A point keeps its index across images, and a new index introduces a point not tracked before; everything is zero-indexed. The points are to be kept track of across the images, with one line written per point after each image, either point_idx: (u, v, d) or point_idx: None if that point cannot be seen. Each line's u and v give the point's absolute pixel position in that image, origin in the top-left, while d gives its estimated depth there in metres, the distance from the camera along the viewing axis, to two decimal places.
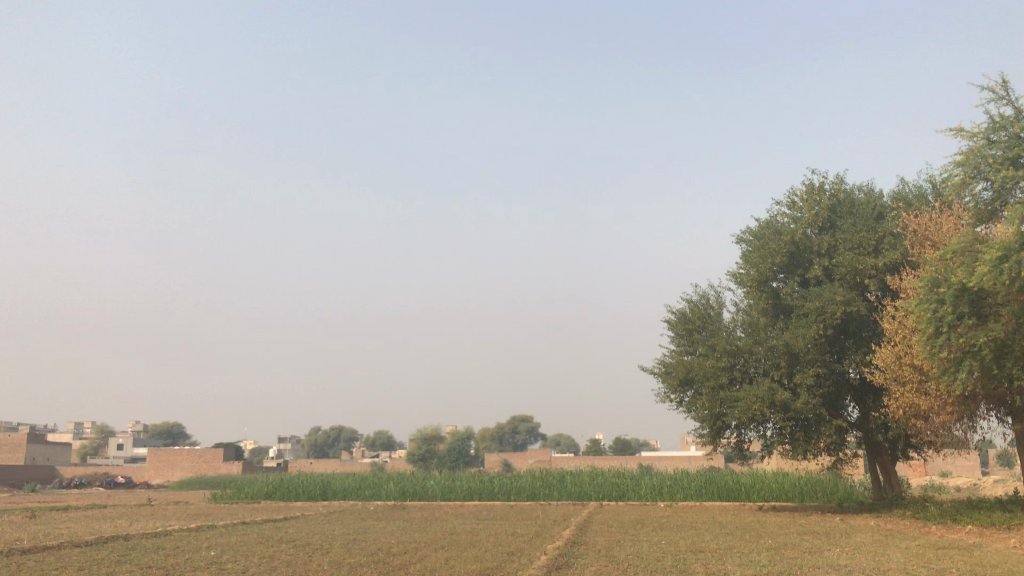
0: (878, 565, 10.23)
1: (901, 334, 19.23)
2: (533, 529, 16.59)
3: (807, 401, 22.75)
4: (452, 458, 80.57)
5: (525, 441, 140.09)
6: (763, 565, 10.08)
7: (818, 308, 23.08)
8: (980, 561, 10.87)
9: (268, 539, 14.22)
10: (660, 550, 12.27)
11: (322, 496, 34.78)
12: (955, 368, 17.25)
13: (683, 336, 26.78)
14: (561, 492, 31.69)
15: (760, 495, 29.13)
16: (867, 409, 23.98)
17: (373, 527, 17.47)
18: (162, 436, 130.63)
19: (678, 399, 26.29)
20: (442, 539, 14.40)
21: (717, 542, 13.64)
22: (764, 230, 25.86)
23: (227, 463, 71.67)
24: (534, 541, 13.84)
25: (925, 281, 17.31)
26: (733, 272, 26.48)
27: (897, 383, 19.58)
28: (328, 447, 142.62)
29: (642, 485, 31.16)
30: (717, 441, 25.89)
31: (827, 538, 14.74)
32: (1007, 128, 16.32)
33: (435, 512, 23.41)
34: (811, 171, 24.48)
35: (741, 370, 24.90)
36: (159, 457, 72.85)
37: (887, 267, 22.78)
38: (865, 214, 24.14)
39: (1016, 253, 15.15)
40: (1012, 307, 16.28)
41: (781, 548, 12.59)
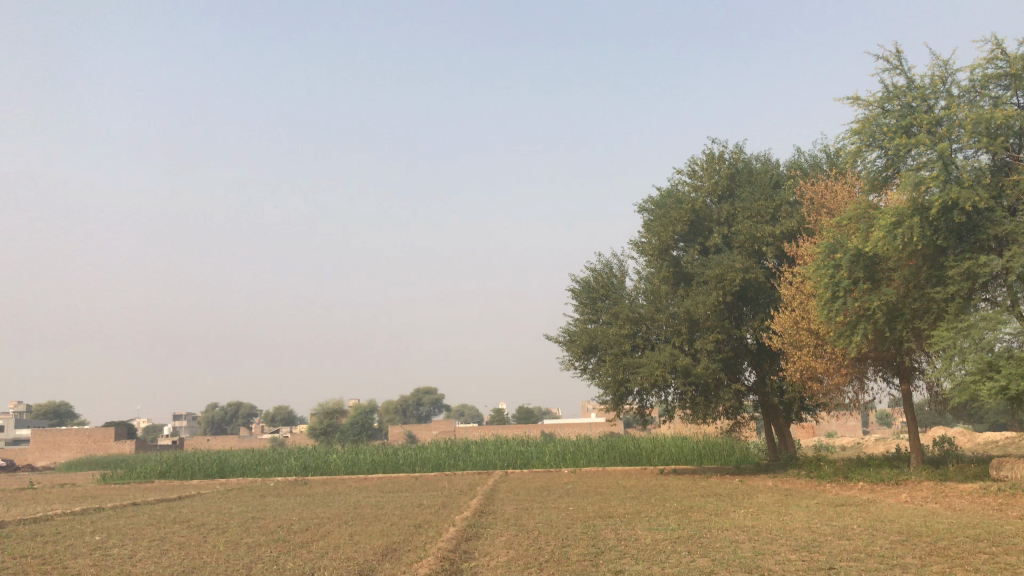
0: (782, 524, 10.34)
1: (798, 299, 19.68)
2: (439, 500, 16.28)
3: (707, 366, 23.14)
4: (354, 432, 79.65)
5: (428, 413, 139.81)
6: (673, 529, 10.03)
7: (718, 275, 23.45)
8: (878, 516, 11.14)
9: (160, 521, 13.43)
10: (569, 518, 12.14)
11: (219, 473, 33.62)
12: (850, 332, 17.72)
13: (586, 304, 26.86)
14: (466, 462, 31.52)
15: (660, 459, 29.68)
16: (763, 374, 24.62)
17: (274, 504, 16.82)
18: (46, 416, 124.60)
19: (582, 366, 26.40)
20: (346, 515, 13.92)
21: (625, 507, 13.62)
22: (665, 198, 26.08)
23: (118, 443, 68.80)
24: (441, 513, 13.52)
25: (822, 248, 17.70)
26: (635, 240, 26.66)
27: (794, 346, 20.08)
28: (226, 424, 138.95)
29: (546, 452, 31.31)
30: (620, 407, 26.16)
31: (730, 499, 14.96)
32: (900, 98, 16.75)
33: (338, 486, 22.85)
34: (711, 140, 24.80)
35: (643, 337, 25.15)
36: (43, 439, 69.37)
37: (784, 235, 23.29)
38: (763, 183, 24.61)
39: (908, 218, 15.62)
40: (903, 272, 16.84)
41: (687, 510, 12.65)
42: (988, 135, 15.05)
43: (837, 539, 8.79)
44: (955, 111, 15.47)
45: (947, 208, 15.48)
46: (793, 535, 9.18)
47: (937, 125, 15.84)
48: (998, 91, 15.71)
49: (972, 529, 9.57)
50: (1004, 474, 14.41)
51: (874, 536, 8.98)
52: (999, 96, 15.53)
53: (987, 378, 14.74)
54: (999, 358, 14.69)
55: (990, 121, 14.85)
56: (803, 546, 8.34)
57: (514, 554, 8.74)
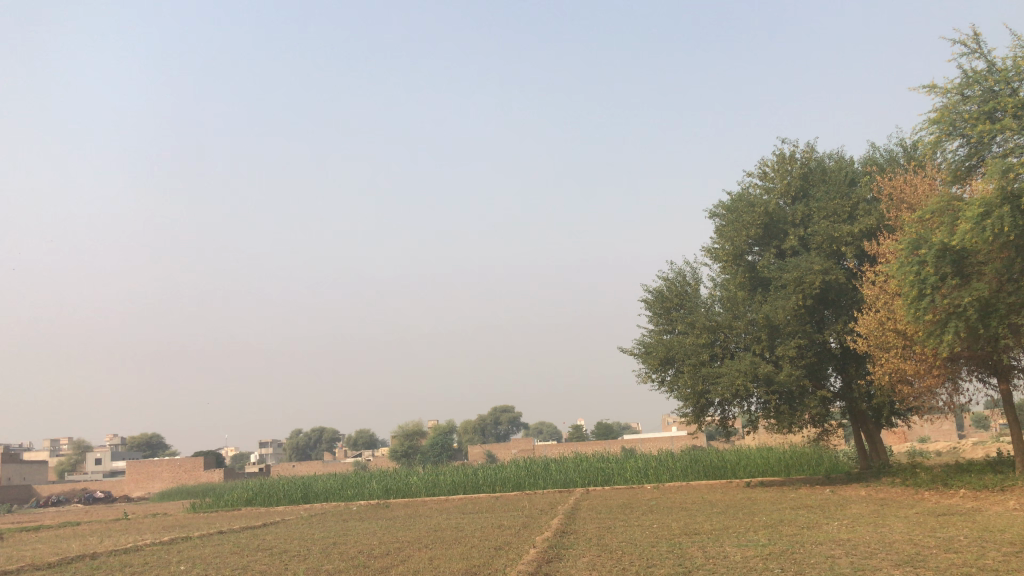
0: (880, 537, 9.77)
1: (883, 299, 18.89)
2: (520, 521, 16.04)
3: (790, 373, 22.39)
4: (435, 454, 80.03)
5: (507, 431, 139.76)
6: (763, 545, 9.56)
7: (796, 278, 22.73)
8: (984, 525, 10.45)
9: (244, 549, 13.53)
10: (653, 536, 11.75)
11: (304, 499, 34.06)
12: (941, 331, 16.87)
13: (661, 315, 26.36)
14: (546, 480, 31.21)
15: (746, 471, 28.82)
16: (849, 379, 23.71)
17: (356, 529, 16.84)
18: (139, 447, 128.89)
19: (659, 379, 25.89)
20: (426, 538, 13.79)
21: (711, 523, 13.14)
22: (736, 203, 25.48)
23: (207, 471, 70.57)
24: (522, 534, 13.27)
25: (906, 244, 16.95)
26: (708, 246, 26.09)
27: (881, 349, 19.25)
28: (309, 450, 141.41)
29: (627, 468, 30.76)
30: (701, 419, 25.52)
31: (822, 511, 14.32)
32: (981, 82, 15.97)
33: (418, 508, 22.81)
34: (781, 140, 24.15)
35: (721, 346, 24.53)
36: (137, 470, 71.66)
37: (864, 234, 22.46)
38: (838, 181, 23.81)
39: (998, 208, 14.83)
40: (995, 265, 15.98)
41: (777, 525, 12.12)
42: None
43: (942, 552, 8.22)
44: None
45: None
46: (894, 549, 8.63)
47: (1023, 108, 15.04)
48: None
49: None
50: None
51: (983, 547, 8.37)
52: None
53: None
54: None
55: None
56: (905, 561, 7.82)
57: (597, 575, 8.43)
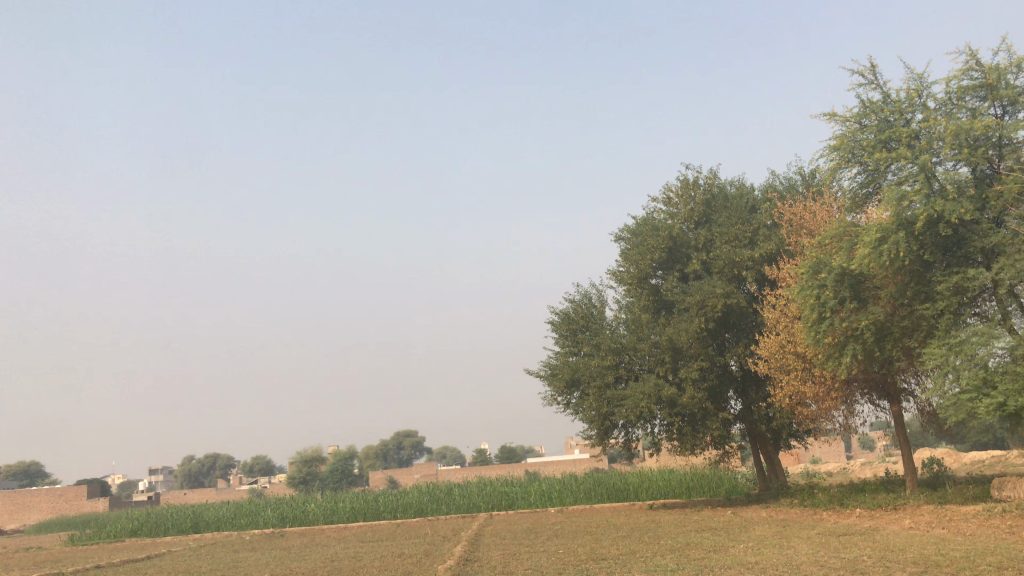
0: (788, 560, 9.67)
1: (783, 322, 19.21)
2: (422, 549, 15.44)
3: (693, 395, 22.54)
4: (334, 479, 78.03)
5: (409, 456, 137.71)
6: (673, 570, 9.31)
7: (699, 301, 22.99)
8: (887, 545, 10.49)
9: None
10: (560, 562, 11.38)
11: (193, 529, 32.38)
12: (839, 353, 17.20)
13: (566, 336, 26.26)
14: (449, 505, 30.58)
15: (648, 493, 28.90)
16: (749, 401, 24.07)
17: (247, 561, 15.88)
18: (16, 476, 121.29)
19: (565, 401, 25.73)
20: (321, 569, 13.04)
21: (618, 547, 12.88)
22: (641, 226, 25.68)
23: (90, 501, 66.72)
24: (423, 563, 12.72)
25: (806, 268, 17.27)
26: (613, 269, 26.20)
27: (781, 371, 19.55)
28: (203, 476, 136.05)
29: (531, 492, 30.43)
30: (605, 442, 25.44)
31: (726, 533, 14.26)
32: (877, 112, 16.47)
33: (315, 537, 21.83)
34: (685, 165, 24.50)
35: (626, 368, 24.55)
36: (13, 500, 67.15)
37: (763, 259, 22.89)
38: (739, 207, 24.27)
39: (894, 233, 15.26)
40: (889, 290, 16.43)
41: (684, 548, 11.95)
42: (969, 146, 14.71)
43: (851, 574, 8.12)
44: (933, 124, 15.17)
45: (932, 222, 15.12)
46: (803, 572, 8.50)
47: (916, 138, 15.56)
48: (975, 102, 15.48)
49: (992, 555, 8.96)
50: (1007, 494, 13.84)
51: (891, 569, 8.34)
52: (977, 106, 15.26)
53: (984, 395, 14.24)
54: (995, 375, 14.21)
55: (971, 132, 14.55)
56: None
57: None
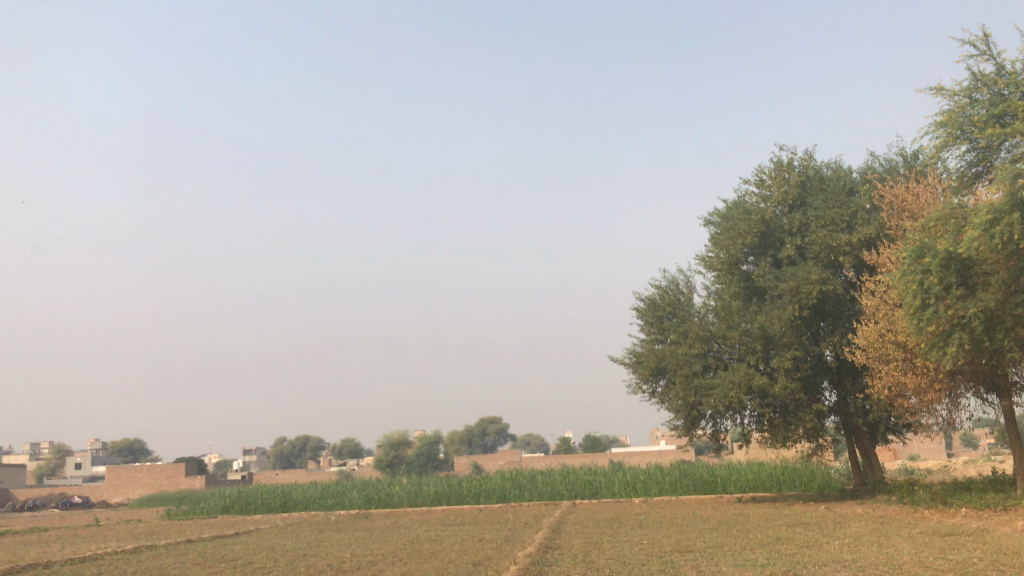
0: (887, 559, 9.07)
1: (883, 309, 18.26)
2: (503, 534, 15.29)
3: (785, 386, 21.71)
4: (420, 464, 79.12)
5: (494, 442, 138.65)
6: (761, 565, 8.86)
7: (792, 288, 22.13)
8: (997, 547, 9.76)
9: (208, 559, 12.71)
10: (643, 553, 11.02)
11: (282, 508, 33.18)
12: (944, 343, 16.23)
13: (653, 324, 25.69)
14: (532, 492, 30.46)
15: (737, 486, 28.12)
16: (845, 393, 23.09)
17: (331, 540, 16.04)
18: (121, 452, 127.35)
19: (650, 390, 25.19)
20: (402, 551, 13.01)
21: (704, 540, 12.42)
22: (732, 210, 24.87)
23: (189, 478, 69.47)
24: (504, 549, 12.54)
25: (909, 252, 16.33)
26: (702, 255, 25.48)
27: (880, 361, 18.62)
28: (294, 457, 140.18)
29: (615, 481, 30.01)
30: (692, 432, 24.81)
31: (819, 529, 13.61)
32: (990, 86, 15.39)
33: (399, 519, 21.98)
34: (779, 147, 23.58)
35: (715, 356, 23.86)
36: (118, 476, 70.40)
37: (862, 244, 21.86)
38: (836, 190, 23.25)
39: (1007, 215, 14.24)
40: (1000, 276, 15.41)
41: (774, 543, 11.41)
42: None
43: None
44: None
45: None
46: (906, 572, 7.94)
47: None
48: None
49: None
50: None
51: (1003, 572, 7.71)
52: None
53: None
54: None
55: None
56: None
57: None
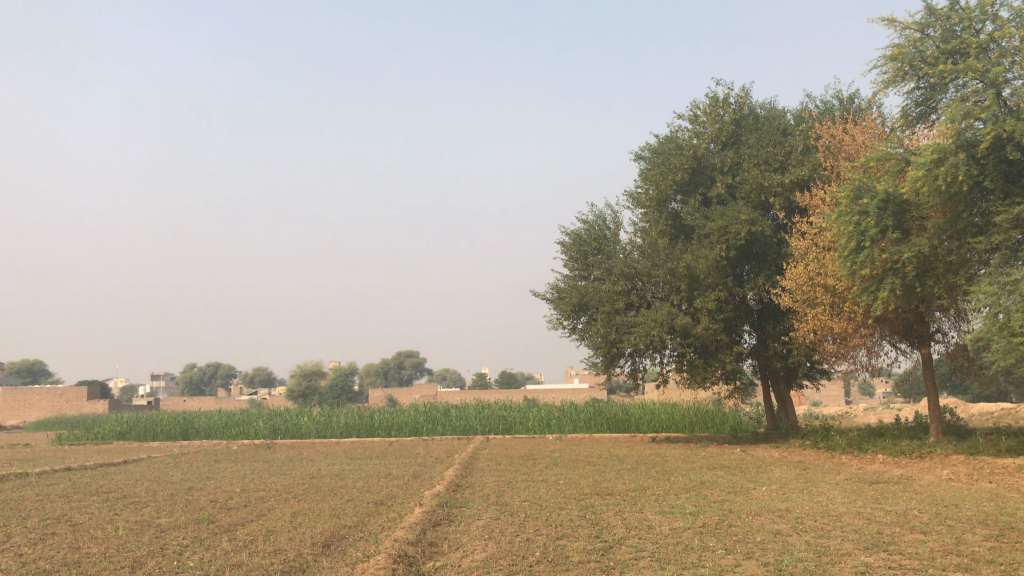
0: (823, 509, 8.40)
1: (814, 251, 17.72)
2: (411, 470, 14.31)
3: (708, 326, 21.17)
4: (334, 395, 78.13)
5: (409, 376, 137.88)
6: (692, 513, 8.07)
7: (721, 227, 21.50)
8: (934, 498, 9.26)
9: (77, 491, 11.33)
10: (560, 495, 10.20)
11: (183, 436, 31.67)
12: (875, 287, 15.79)
13: (577, 258, 24.88)
14: (445, 427, 29.75)
15: (650, 426, 27.92)
16: (765, 337, 22.81)
17: (223, 472, 14.87)
18: (20, 373, 122.01)
19: (571, 326, 24.49)
20: (300, 486, 11.96)
21: (626, 482, 11.68)
22: (664, 144, 24.01)
23: (90, 403, 66.69)
24: (410, 486, 11.59)
25: (847, 192, 15.75)
26: (631, 190, 24.66)
27: (806, 305, 18.18)
28: (204, 384, 137.22)
29: (530, 417, 29.52)
30: (610, 371, 24.25)
31: (742, 474, 13.07)
32: (944, 21, 14.67)
33: (304, 451, 20.87)
34: (716, 80, 22.70)
35: (638, 295, 23.21)
36: (13, 398, 67.06)
37: (794, 185, 21.29)
38: (770, 130, 22.58)
39: (953, 156, 13.72)
40: (937, 221, 14.98)
41: (699, 488, 10.74)
42: None
43: (910, 532, 6.87)
44: (1010, 34, 13.44)
45: (997, 144, 13.57)
46: (849, 526, 7.25)
47: (988, 50, 13.84)
48: None
49: None
50: None
51: (955, 528, 7.07)
52: None
53: None
54: None
55: None
56: (873, 544, 6.41)
57: (493, 549, 6.63)
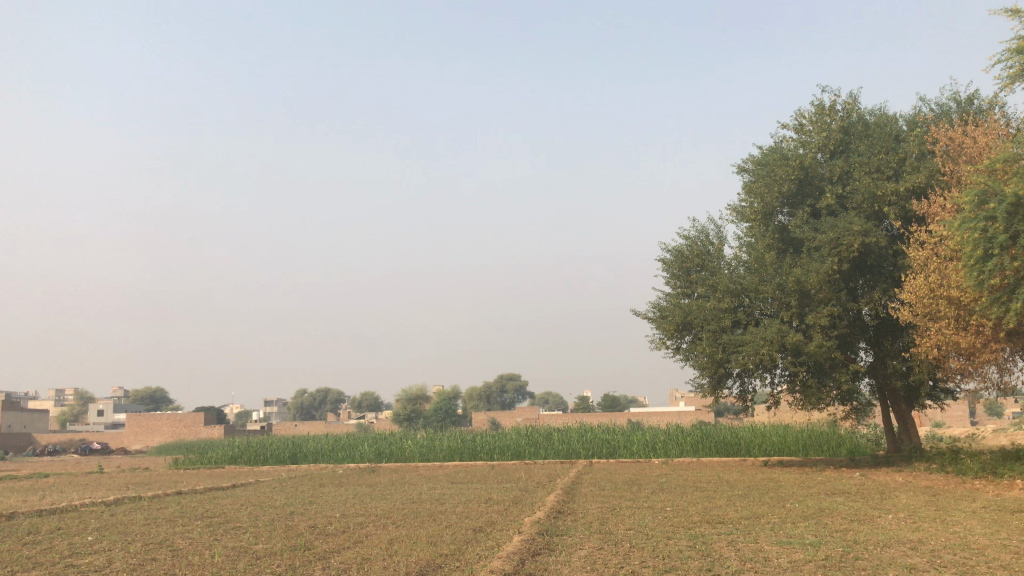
0: (961, 541, 7.61)
1: (937, 260, 16.59)
2: (512, 495, 13.99)
3: (821, 344, 20.15)
4: (438, 418, 78.87)
5: (512, 399, 138.13)
6: (812, 544, 7.42)
7: (832, 239, 20.48)
8: None
9: (184, 516, 11.47)
10: (667, 523, 9.67)
11: (292, 460, 32.30)
12: (1007, 297, 14.62)
13: (679, 276, 24.20)
14: (548, 450, 29.35)
15: (761, 450, 26.77)
16: (883, 354, 21.56)
17: (326, 496, 14.90)
18: (144, 400, 128.12)
19: (675, 346, 23.79)
20: (400, 511, 11.79)
21: (737, 509, 11.02)
22: (768, 155, 23.16)
23: (207, 428, 69.22)
24: (511, 512, 11.26)
25: (971, 196, 14.67)
26: (734, 204, 23.86)
27: (928, 318, 17.02)
28: (314, 409, 140.99)
29: (634, 441, 28.79)
30: (718, 391, 23.39)
31: (864, 500, 12.19)
32: None
33: (407, 475, 20.84)
34: (822, 87, 21.76)
35: (745, 312, 22.34)
36: (137, 424, 70.31)
37: (910, 193, 20.12)
38: (882, 136, 21.46)
39: None
40: None
41: (818, 516, 10.01)
42: None
43: None
44: None
45: None
46: (994, 560, 6.50)
47: None
48: None
49: None
50: None
51: None
52: None
53: None
54: None
55: None
56: None
57: None
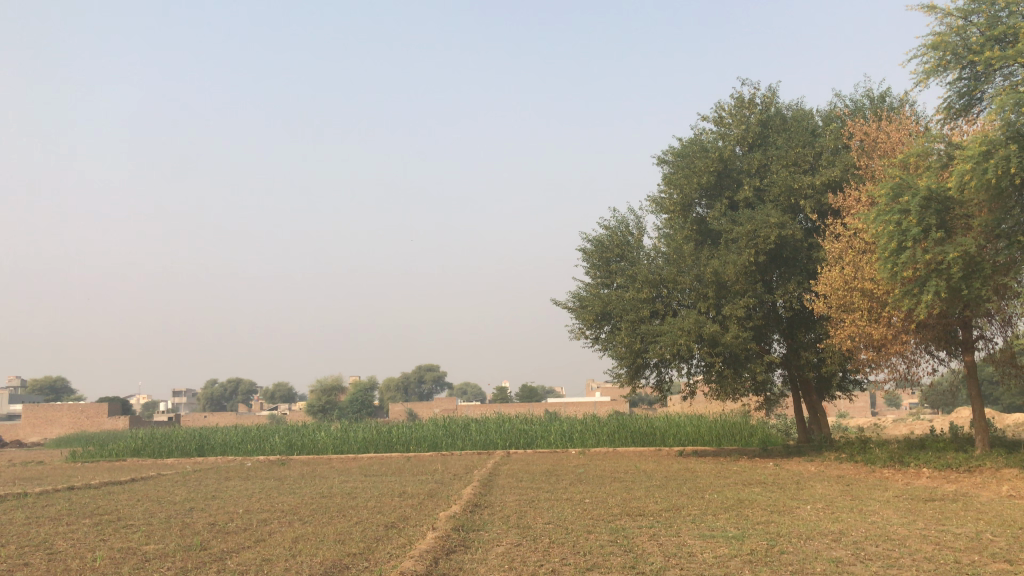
0: (882, 532, 7.51)
1: (851, 252, 16.80)
2: (427, 488, 13.54)
3: (737, 335, 20.28)
4: (354, 409, 77.67)
5: (430, 391, 137.35)
6: (736, 538, 7.21)
7: (749, 231, 20.62)
8: (1003, 518, 8.35)
9: (71, 514, 10.63)
10: (587, 516, 9.39)
11: (199, 452, 31.08)
12: (919, 290, 14.87)
13: (599, 266, 24.08)
14: (465, 441, 28.94)
15: (676, 440, 26.96)
16: (796, 345, 21.88)
17: (231, 490, 14.17)
18: (43, 391, 122.43)
19: (593, 336, 23.68)
20: (309, 506, 11.21)
21: (657, 501, 10.83)
22: (687, 146, 23.21)
23: (111, 419, 66.44)
24: (425, 506, 10.81)
25: (886, 189, 14.85)
26: (654, 195, 23.86)
27: (841, 310, 17.26)
28: (225, 400, 137.53)
29: (552, 431, 28.66)
30: (635, 382, 23.37)
31: (781, 490, 12.19)
32: (990, 5, 13.82)
33: (319, 467, 20.15)
34: (742, 80, 21.89)
35: (664, 302, 22.36)
36: (35, 415, 67.01)
37: (825, 187, 20.41)
38: (799, 130, 21.72)
39: (1002, 148, 12.85)
40: (984, 219, 14.07)
41: (738, 507, 9.90)
42: None
43: (992, 561, 5.99)
44: None
45: None
46: (919, 552, 6.38)
47: None
48: None
49: None
50: None
51: None
52: None
53: None
54: None
55: None
56: None
57: None
